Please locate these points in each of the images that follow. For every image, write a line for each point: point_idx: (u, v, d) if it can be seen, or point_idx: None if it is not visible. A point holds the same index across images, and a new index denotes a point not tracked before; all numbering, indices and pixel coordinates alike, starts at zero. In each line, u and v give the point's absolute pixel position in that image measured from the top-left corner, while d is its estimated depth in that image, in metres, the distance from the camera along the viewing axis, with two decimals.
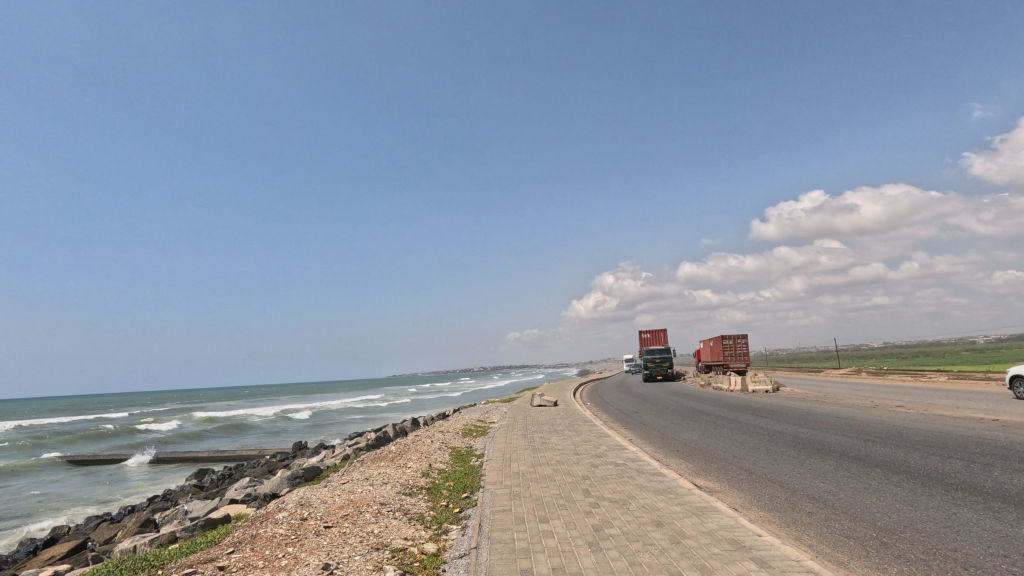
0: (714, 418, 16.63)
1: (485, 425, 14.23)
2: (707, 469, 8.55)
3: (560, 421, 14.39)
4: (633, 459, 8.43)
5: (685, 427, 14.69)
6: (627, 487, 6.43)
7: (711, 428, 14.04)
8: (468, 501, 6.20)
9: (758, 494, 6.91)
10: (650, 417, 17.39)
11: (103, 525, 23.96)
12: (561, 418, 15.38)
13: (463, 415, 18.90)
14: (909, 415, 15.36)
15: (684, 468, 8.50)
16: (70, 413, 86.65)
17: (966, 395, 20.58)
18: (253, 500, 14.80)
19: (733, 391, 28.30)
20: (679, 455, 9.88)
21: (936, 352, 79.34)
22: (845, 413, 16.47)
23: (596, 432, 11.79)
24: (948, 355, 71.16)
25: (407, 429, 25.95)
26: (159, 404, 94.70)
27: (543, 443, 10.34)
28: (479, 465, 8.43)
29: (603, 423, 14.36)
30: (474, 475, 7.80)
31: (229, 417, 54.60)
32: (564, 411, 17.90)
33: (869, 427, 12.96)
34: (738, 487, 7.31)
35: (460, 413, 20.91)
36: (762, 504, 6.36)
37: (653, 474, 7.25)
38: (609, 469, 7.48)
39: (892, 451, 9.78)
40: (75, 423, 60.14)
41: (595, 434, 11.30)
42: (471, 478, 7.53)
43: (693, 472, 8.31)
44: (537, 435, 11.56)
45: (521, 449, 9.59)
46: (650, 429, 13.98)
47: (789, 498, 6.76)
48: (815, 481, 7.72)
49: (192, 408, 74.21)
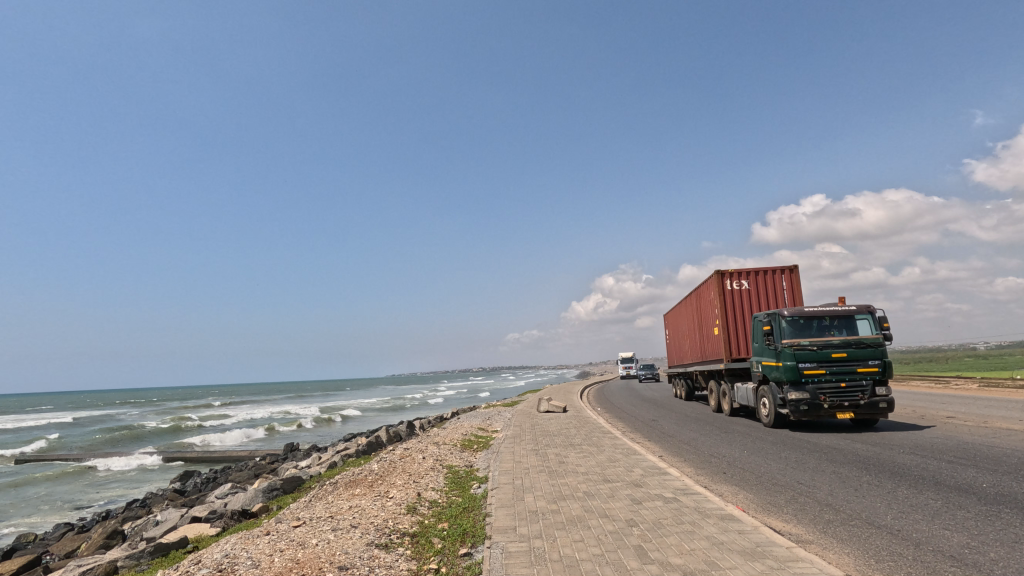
0: (747, 428, 14.60)
1: (488, 435, 12.23)
2: (777, 504, 6.64)
3: (575, 431, 12.44)
4: (685, 492, 6.42)
5: (717, 440, 12.66)
6: (698, 544, 4.49)
7: (750, 443, 12.07)
8: (468, 566, 4.24)
9: (874, 552, 4.92)
10: (672, 426, 15.41)
11: (69, 535, 22.01)
12: (575, 427, 13.43)
13: (462, 421, 17.01)
14: (974, 429, 13.37)
15: (751, 505, 6.49)
16: (66, 408, 85.84)
17: (1017, 406, 18.69)
18: (219, 520, 12.84)
19: None
20: (732, 481, 7.95)
21: (939, 359, 78.52)
22: (896, 424, 14.46)
23: (623, 448, 9.76)
24: (951, 361, 70.53)
25: (401, 435, 23.98)
26: (155, 402, 93.23)
27: (561, 463, 8.39)
28: (483, 497, 6.42)
29: (624, 434, 12.42)
30: (477, 511, 5.84)
31: (219, 418, 52.64)
32: (575, 418, 16.00)
33: (940, 445, 10.96)
34: (838, 539, 5.32)
35: (459, 419, 18.89)
36: (889, 572, 4.47)
37: (723, 517, 5.26)
38: (660, 511, 5.44)
39: (1000, 480, 7.76)
40: (62, 421, 58.28)
41: (622, 452, 9.23)
42: (474, 519, 5.53)
43: (762, 509, 6.34)
44: (551, 451, 9.61)
45: (536, 472, 7.64)
46: (678, 443, 12.03)
47: (920, 559, 4.78)
48: (931, 524, 5.79)
49: (185, 407, 72.42)
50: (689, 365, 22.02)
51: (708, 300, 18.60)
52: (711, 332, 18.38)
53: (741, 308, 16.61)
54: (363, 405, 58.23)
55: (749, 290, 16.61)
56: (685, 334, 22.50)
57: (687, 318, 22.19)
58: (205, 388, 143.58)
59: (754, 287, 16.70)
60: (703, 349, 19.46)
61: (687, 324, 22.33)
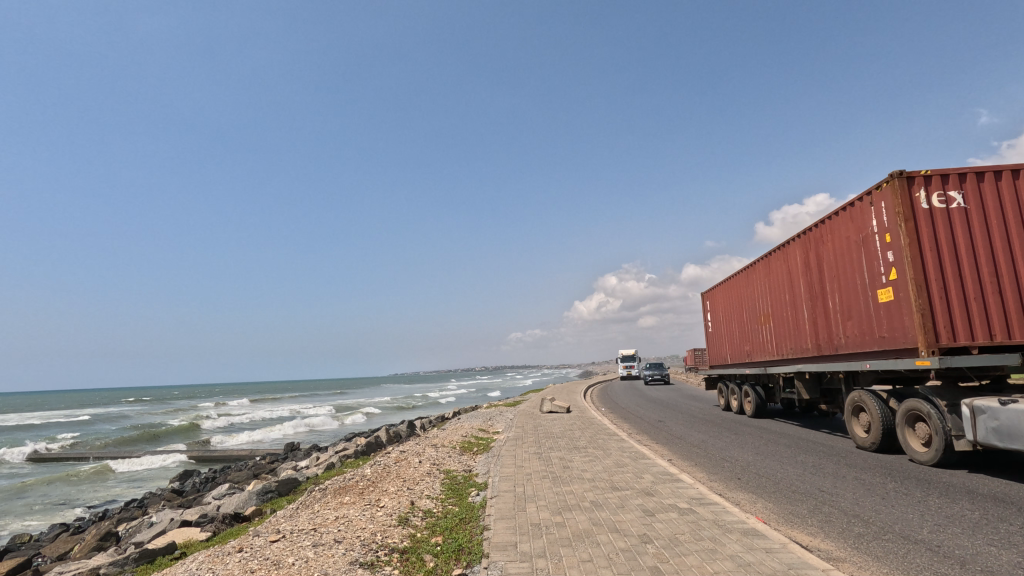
0: (758, 430, 14.08)
1: (488, 437, 11.77)
2: (801, 516, 6.12)
3: (579, 433, 11.96)
4: (701, 502, 5.91)
5: (729, 442, 12.12)
6: (720, 564, 4.01)
7: (763, 446, 11.53)
8: None
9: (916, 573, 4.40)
10: (680, 428, 14.88)
11: (63, 536, 21.61)
12: (580, 428, 12.96)
13: (463, 421, 16.55)
14: None
15: (772, 517, 5.96)
16: (69, 407, 85.84)
17: None
18: (210, 524, 12.42)
19: None
20: (748, 489, 7.41)
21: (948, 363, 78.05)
22: None
23: (630, 452, 9.23)
24: None
25: (401, 435, 23.56)
26: (157, 401, 93.18)
27: (566, 468, 7.91)
28: (481, 507, 5.93)
29: (631, 436, 11.89)
30: (474, 524, 5.34)
31: (219, 417, 52.28)
32: (579, 419, 15.55)
33: None
34: (873, 557, 4.80)
35: (460, 419, 18.38)
36: None
37: (745, 532, 4.79)
38: (676, 524, 4.97)
39: None
40: (62, 420, 58.05)
41: (630, 457, 8.70)
42: (470, 533, 5.03)
43: (785, 523, 5.80)
44: (555, 454, 9.13)
45: (538, 478, 7.18)
46: (687, 446, 11.48)
47: None
48: (973, 539, 5.27)
49: (186, 406, 72.17)
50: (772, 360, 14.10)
51: (839, 244, 10.38)
52: (852, 299, 10.15)
53: (943, 246, 8.25)
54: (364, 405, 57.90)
55: (962, 210, 8.22)
56: (762, 312, 14.49)
57: (765, 286, 14.15)
58: (208, 387, 143.49)
59: (972, 202, 8.19)
60: (819, 331, 11.33)
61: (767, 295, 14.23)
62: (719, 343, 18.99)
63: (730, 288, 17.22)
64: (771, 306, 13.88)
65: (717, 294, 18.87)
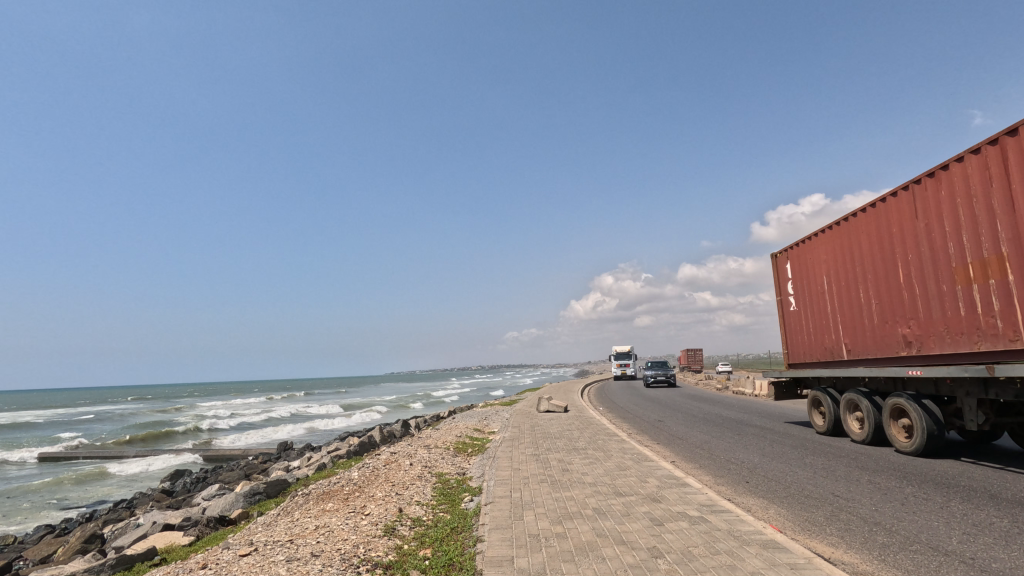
0: (761, 430, 13.71)
1: (484, 437, 11.35)
2: (817, 523, 5.72)
3: (577, 433, 11.56)
4: (712, 510, 5.49)
5: (733, 443, 11.73)
6: None
7: (767, 446, 11.18)
8: None
9: None
10: (680, 428, 14.46)
11: (47, 539, 21.05)
12: (578, 428, 12.55)
13: (458, 421, 16.14)
14: None
15: (788, 525, 5.53)
16: (62, 405, 85.21)
17: None
18: (194, 528, 11.95)
19: (757, 396, 27.02)
20: (760, 494, 6.96)
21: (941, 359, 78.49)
22: None
23: (632, 454, 8.79)
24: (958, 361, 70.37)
25: (396, 434, 23.07)
26: (151, 399, 92.47)
27: (565, 471, 7.51)
28: (475, 515, 5.48)
29: (631, 437, 11.50)
30: (467, 534, 4.89)
31: (212, 416, 51.63)
32: (578, 418, 15.16)
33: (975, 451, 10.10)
34: (902, 570, 4.40)
35: (455, 419, 17.89)
36: None
37: (765, 544, 4.38)
38: (688, 536, 4.55)
39: None
40: (52, 419, 57.37)
41: (632, 459, 8.30)
42: (462, 545, 4.58)
43: (802, 531, 5.38)
44: (553, 456, 8.72)
45: (537, 482, 6.75)
46: (689, 447, 11.09)
47: None
48: (1004, 549, 4.89)
49: (179, 405, 71.57)
50: (999, 348, 7.60)
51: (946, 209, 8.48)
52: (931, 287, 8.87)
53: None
54: (360, 404, 57.32)
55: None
56: (901, 279, 9.47)
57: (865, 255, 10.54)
58: (203, 387, 142.44)
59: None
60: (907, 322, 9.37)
61: (984, 227, 7.84)
62: (817, 328, 12.27)
63: (859, 234, 10.67)
64: (1011, 242, 7.40)
65: (814, 250, 12.32)
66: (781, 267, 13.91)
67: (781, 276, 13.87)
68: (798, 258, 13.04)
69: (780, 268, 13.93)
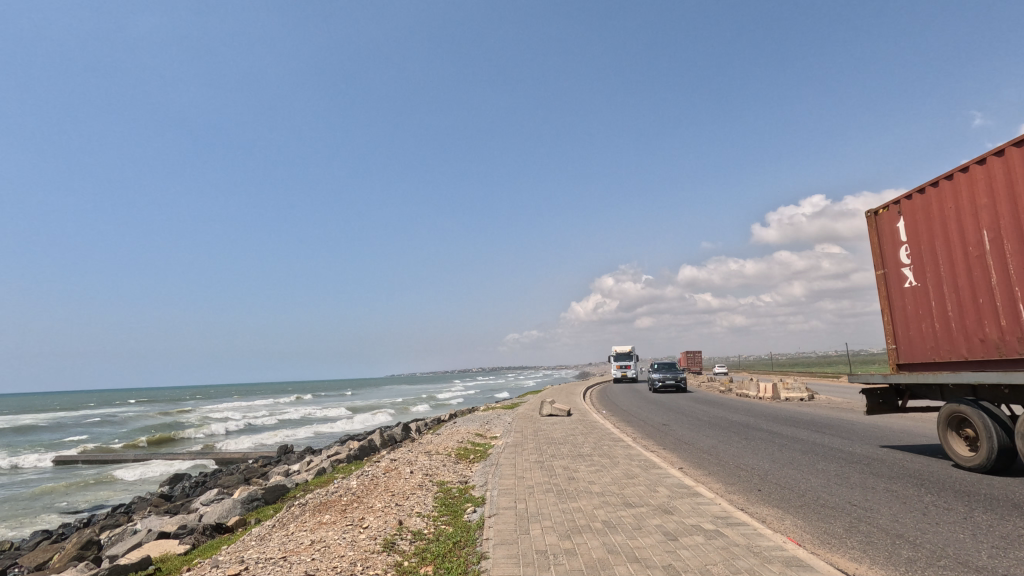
0: (768, 434, 13.47)
1: (486, 443, 11.11)
2: (838, 536, 5.45)
3: (582, 438, 11.31)
4: (728, 523, 5.24)
5: (740, 448, 11.48)
6: None
7: (775, 451, 10.94)
8: None
9: None
10: (685, 432, 14.21)
11: (43, 545, 20.73)
12: (582, 433, 12.30)
13: (459, 425, 15.87)
14: None
15: (806, 538, 5.29)
16: (60, 408, 84.69)
17: None
18: (190, 536, 11.68)
19: (763, 397, 26.64)
20: (774, 504, 6.71)
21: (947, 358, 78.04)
22: (926, 433, 13.42)
23: (639, 461, 8.54)
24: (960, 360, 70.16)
25: (396, 438, 22.77)
26: (153, 402, 92.26)
27: (571, 479, 7.27)
28: (479, 528, 5.24)
29: (636, 442, 11.23)
30: (470, 549, 4.64)
31: (213, 419, 51.35)
32: (581, 422, 14.91)
33: None
34: None
35: (457, 423, 17.63)
36: None
37: (788, 561, 4.13)
38: (706, 551, 4.30)
39: None
40: (52, 422, 57.13)
41: (640, 466, 8.05)
42: (465, 562, 4.33)
43: (823, 544, 5.12)
44: (558, 463, 8.46)
45: (542, 492, 6.51)
46: (696, 452, 10.83)
47: None
48: None
49: (180, 407, 71.35)
50: None
51: None
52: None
53: None
54: (358, 406, 56.84)
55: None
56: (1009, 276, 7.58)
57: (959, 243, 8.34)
58: (204, 390, 142.13)
59: None
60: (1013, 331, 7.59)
61: None
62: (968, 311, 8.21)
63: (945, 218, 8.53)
64: None
65: (959, 198, 8.30)
66: (882, 229, 9.82)
67: (884, 241, 9.77)
68: (923, 216, 8.94)
69: (881, 232, 9.85)
